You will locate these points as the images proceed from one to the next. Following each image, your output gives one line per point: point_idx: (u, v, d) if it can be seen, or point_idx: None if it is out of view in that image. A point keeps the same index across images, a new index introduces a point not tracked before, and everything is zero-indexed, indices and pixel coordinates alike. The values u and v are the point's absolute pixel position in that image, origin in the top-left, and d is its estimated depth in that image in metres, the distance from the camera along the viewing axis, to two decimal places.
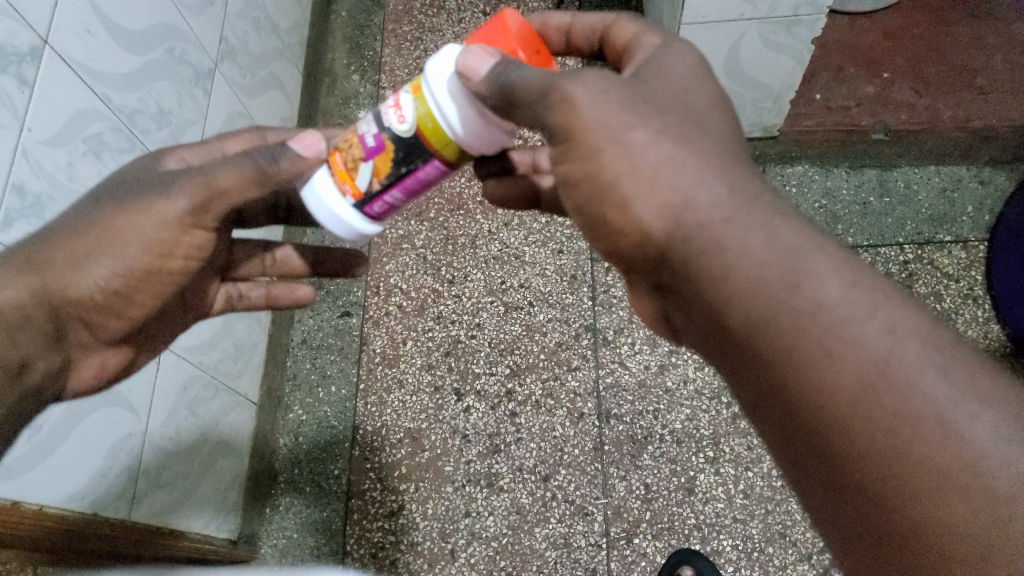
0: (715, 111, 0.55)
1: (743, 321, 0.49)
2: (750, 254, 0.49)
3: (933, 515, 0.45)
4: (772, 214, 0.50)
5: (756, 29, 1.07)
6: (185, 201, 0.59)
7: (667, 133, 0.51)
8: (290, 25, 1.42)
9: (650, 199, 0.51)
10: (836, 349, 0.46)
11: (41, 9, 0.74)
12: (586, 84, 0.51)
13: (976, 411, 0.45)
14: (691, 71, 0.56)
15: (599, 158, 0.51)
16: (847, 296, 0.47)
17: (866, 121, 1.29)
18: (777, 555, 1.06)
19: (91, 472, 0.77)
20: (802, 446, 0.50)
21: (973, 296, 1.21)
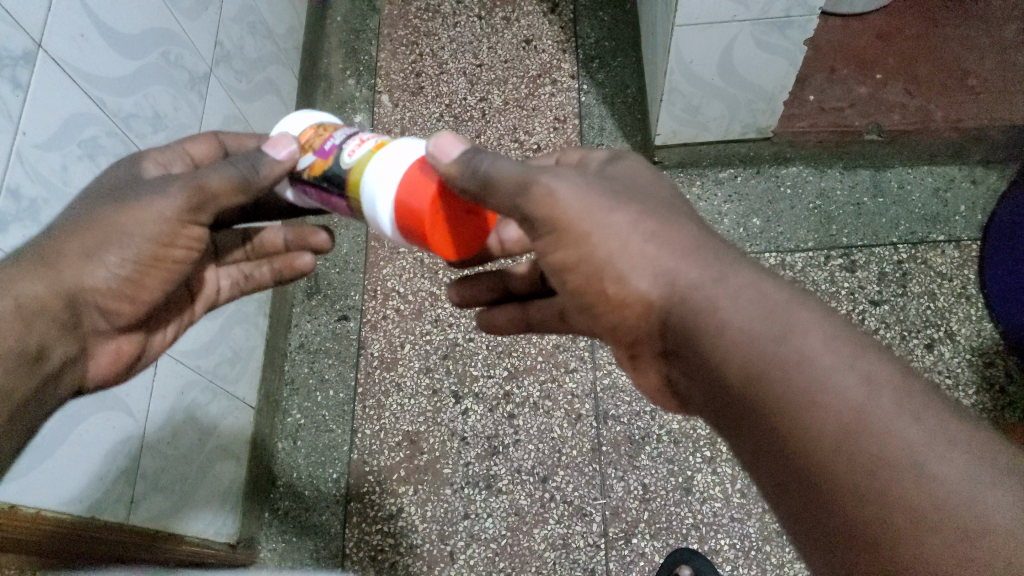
0: (682, 200, 0.61)
1: (740, 374, 0.50)
2: (735, 313, 0.51)
3: (915, 558, 0.42)
4: (757, 275, 0.53)
5: (750, 31, 1.08)
6: (179, 199, 0.60)
7: (650, 214, 0.56)
8: (285, 30, 1.42)
9: (644, 268, 0.55)
10: (819, 396, 0.46)
11: (34, 13, 0.74)
12: (563, 178, 0.56)
13: (945, 451, 0.44)
14: (653, 175, 0.63)
15: (589, 241, 0.55)
16: (830, 346, 0.48)
17: (859, 122, 1.30)
18: (774, 554, 1.06)
19: (91, 474, 0.77)
20: (796, 497, 0.49)
21: (966, 295, 1.21)
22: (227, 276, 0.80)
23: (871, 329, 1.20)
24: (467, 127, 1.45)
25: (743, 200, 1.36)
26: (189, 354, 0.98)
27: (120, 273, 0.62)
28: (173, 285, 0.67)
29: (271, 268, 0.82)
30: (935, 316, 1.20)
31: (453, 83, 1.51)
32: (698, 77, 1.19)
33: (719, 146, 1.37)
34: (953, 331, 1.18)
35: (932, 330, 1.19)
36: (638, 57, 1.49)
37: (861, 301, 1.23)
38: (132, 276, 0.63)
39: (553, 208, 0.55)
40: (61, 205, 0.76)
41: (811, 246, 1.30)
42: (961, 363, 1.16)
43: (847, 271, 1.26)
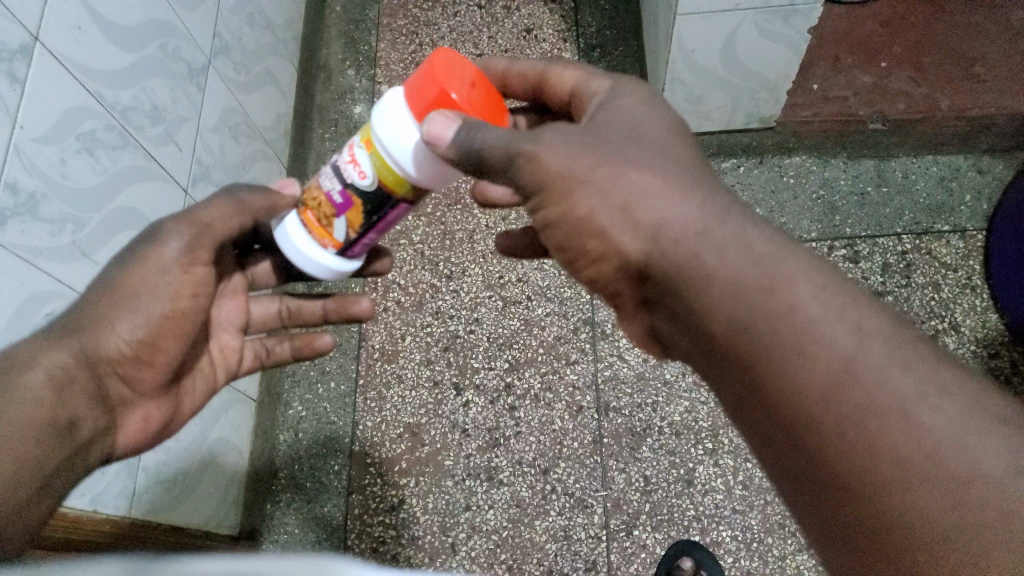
0: (672, 138, 0.59)
1: (726, 328, 0.51)
2: (722, 267, 0.51)
3: (898, 501, 0.45)
4: (745, 225, 0.53)
5: (753, 19, 1.07)
6: (179, 241, 0.66)
7: (631, 163, 0.55)
8: (284, 20, 1.42)
9: (625, 224, 0.54)
10: (809, 348, 0.48)
11: (30, 5, 0.73)
12: (547, 138, 0.55)
13: (937, 402, 0.46)
14: (647, 100, 0.61)
15: (572, 200, 0.55)
16: (819, 299, 0.50)
17: (864, 110, 1.30)
18: (776, 545, 1.06)
19: (101, 479, 0.79)
20: (784, 447, 0.51)
21: (971, 286, 1.20)
22: (251, 347, 0.84)
23: None
24: None
25: (745, 190, 1.33)
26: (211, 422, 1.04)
27: (131, 339, 0.65)
28: (186, 341, 0.70)
29: (291, 346, 0.87)
30: (939, 308, 1.19)
31: None
32: (699, 67, 1.18)
33: (721, 136, 1.36)
34: (957, 323, 1.18)
35: (937, 321, 1.18)
36: (638, 45, 1.47)
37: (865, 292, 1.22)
38: (145, 340, 0.66)
39: (540, 163, 0.55)
40: (60, 200, 0.76)
41: (814, 236, 1.28)
42: (966, 354, 1.15)
43: (850, 261, 1.25)
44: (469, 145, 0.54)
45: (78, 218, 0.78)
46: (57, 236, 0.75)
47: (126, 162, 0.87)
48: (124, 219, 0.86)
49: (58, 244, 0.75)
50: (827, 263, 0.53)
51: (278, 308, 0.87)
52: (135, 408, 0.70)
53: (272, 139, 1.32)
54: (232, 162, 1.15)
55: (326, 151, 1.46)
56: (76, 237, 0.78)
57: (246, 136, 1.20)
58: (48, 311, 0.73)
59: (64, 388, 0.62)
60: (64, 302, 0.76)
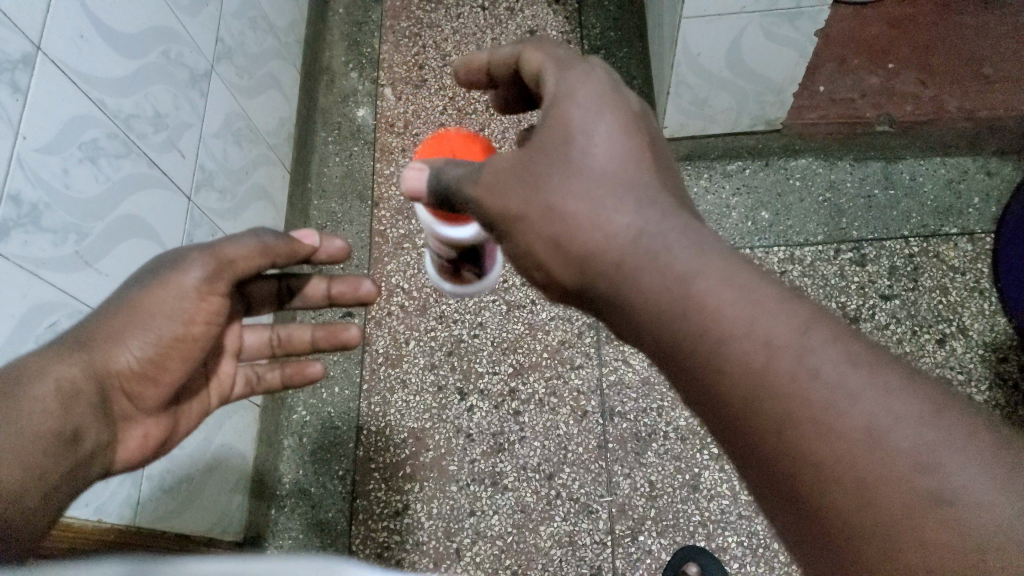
0: (606, 147, 0.59)
1: (658, 342, 0.56)
2: (641, 291, 0.56)
3: (816, 505, 0.48)
4: (661, 243, 0.56)
5: (758, 23, 1.06)
6: (200, 269, 0.69)
7: (558, 194, 0.58)
8: (286, 23, 1.41)
9: (559, 256, 0.60)
10: (722, 363, 0.51)
11: (31, 14, 0.73)
12: (489, 175, 0.61)
13: (846, 408, 0.47)
14: (592, 97, 0.60)
15: (516, 233, 0.62)
16: (731, 311, 0.51)
17: (871, 113, 1.29)
18: (782, 551, 1.05)
19: (109, 491, 0.80)
20: (729, 449, 0.55)
21: (979, 289, 1.19)
22: (242, 373, 0.85)
23: (880, 324, 1.18)
24: (471, 119, 1.44)
25: (751, 193, 1.32)
26: (221, 440, 1.05)
27: (141, 355, 0.67)
28: (190, 362, 0.73)
29: (282, 373, 0.89)
30: (946, 311, 1.18)
31: None
32: (705, 70, 1.17)
33: (726, 139, 1.36)
34: (965, 326, 1.17)
35: (944, 325, 1.17)
36: (643, 47, 1.46)
37: (871, 296, 1.21)
38: (160, 363, 0.69)
39: (481, 203, 0.62)
40: (64, 210, 0.76)
41: (820, 240, 1.27)
42: (973, 358, 1.14)
43: (857, 265, 1.24)
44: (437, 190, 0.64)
45: (81, 227, 0.78)
46: (60, 246, 0.75)
47: (128, 170, 0.87)
48: (128, 229, 0.86)
49: (61, 254, 0.75)
50: (750, 267, 0.55)
51: (271, 336, 0.88)
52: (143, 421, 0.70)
53: (275, 143, 1.31)
54: (235, 167, 1.15)
55: (329, 154, 1.46)
56: (79, 248, 0.78)
57: (248, 141, 1.20)
58: (52, 321, 0.73)
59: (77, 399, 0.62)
60: (68, 311, 0.76)
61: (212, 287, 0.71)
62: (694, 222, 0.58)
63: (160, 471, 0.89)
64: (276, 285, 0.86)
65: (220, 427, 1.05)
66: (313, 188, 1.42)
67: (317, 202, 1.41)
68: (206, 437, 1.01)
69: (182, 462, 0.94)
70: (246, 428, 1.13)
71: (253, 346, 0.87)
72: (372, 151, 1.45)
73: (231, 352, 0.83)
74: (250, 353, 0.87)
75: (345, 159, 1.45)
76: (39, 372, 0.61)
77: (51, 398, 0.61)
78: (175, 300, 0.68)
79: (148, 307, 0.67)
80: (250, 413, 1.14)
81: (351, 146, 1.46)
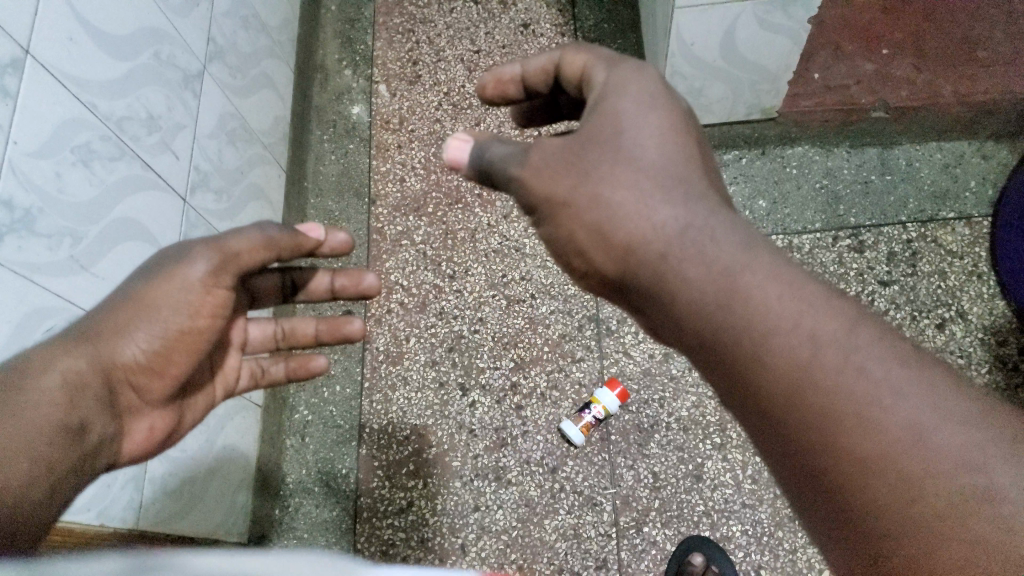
0: (655, 142, 0.58)
1: (698, 335, 0.55)
2: (685, 285, 0.55)
3: (860, 495, 0.49)
4: (706, 239, 0.55)
5: (752, 11, 1.05)
6: (205, 264, 0.68)
7: (605, 186, 0.57)
8: (278, 22, 1.40)
9: (600, 249, 0.59)
10: (767, 355, 0.51)
11: (20, 17, 0.72)
12: (536, 158, 0.59)
13: (891, 400, 0.48)
14: (644, 93, 0.59)
15: (558, 224, 0.60)
16: (776, 305, 0.52)
17: (866, 99, 1.29)
18: (787, 539, 1.06)
19: (112, 496, 0.80)
20: (768, 441, 0.55)
21: (978, 273, 1.19)
22: (247, 366, 0.85)
23: (880, 310, 1.19)
24: (466, 115, 1.44)
25: (748, 181, 1.32)
26: (224, 441, 1.05)
27: (147, 348, 0.67)
28: (197, 356, 0.72)
29: (286, 366, 0.88)
30: (946, 296, 1.19)
31: (451, 70, 1.49)
32: (699, 59, 1.17)
33: (722, 127, 1.35)
34: (965, 311, 1.17)
35: (944, 310, 1.17)
36: (637, 38, 1.46)
37: (871, 282, 1.21)
38: (163, 355, 0.68)
39: (526, 186, 0.60)
40: (58, 215, 0.75)
41: (818, 227, 1.27)
42: (973, 342, 1.15)
43: (856, 251, 1.24)
44: (481, 164, 0.62)
45: (77, 231, 0.78)
46: (56, 250, 0.75)
47: (122, 173, 0.86)
48: (124, 230, 0.85)
49: (57, 259, 0.75)
50: (794, 263, 0.55)
51: (275, 330, 0.87)
52: (143, 410, 0.71)
53: (270, 143, 1.31)
54: (230, 167, 1.14)
55: (325, 153, 1.45)
56: (75, 252, 0.77)
57: (243, 141, 1.19)
58: (49, 326, 0.73)
59: (79, 388, 0.62)
60: (65, 315, 0.75)
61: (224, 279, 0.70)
62: (739, 220, 0.58)
63: (162, 473, 0.89)
64: (280, 279, 0.85)
65: (222, 428, 1.05)
66: (310, 186, 1.42)
67: (314, 201, 1.41)
68: (208, 439, 1.01)
69: (185, 464, 0.94)
70: (249, 428, 1.13)
71: (257, 340, 0.86)
72: (368, 149, 1.44)
73: (235, 343, 0.83)
74: (254, 346, 0.86)
75: (341, 157, 1.44)
76: (43, 364, 0.61)
77: (55, 389, 0.61)
78: (184, 293, 0.68)
79: (151, 299, 0.67)
80: (253, 414, 1.14)
81: (347, 144, 1.46)
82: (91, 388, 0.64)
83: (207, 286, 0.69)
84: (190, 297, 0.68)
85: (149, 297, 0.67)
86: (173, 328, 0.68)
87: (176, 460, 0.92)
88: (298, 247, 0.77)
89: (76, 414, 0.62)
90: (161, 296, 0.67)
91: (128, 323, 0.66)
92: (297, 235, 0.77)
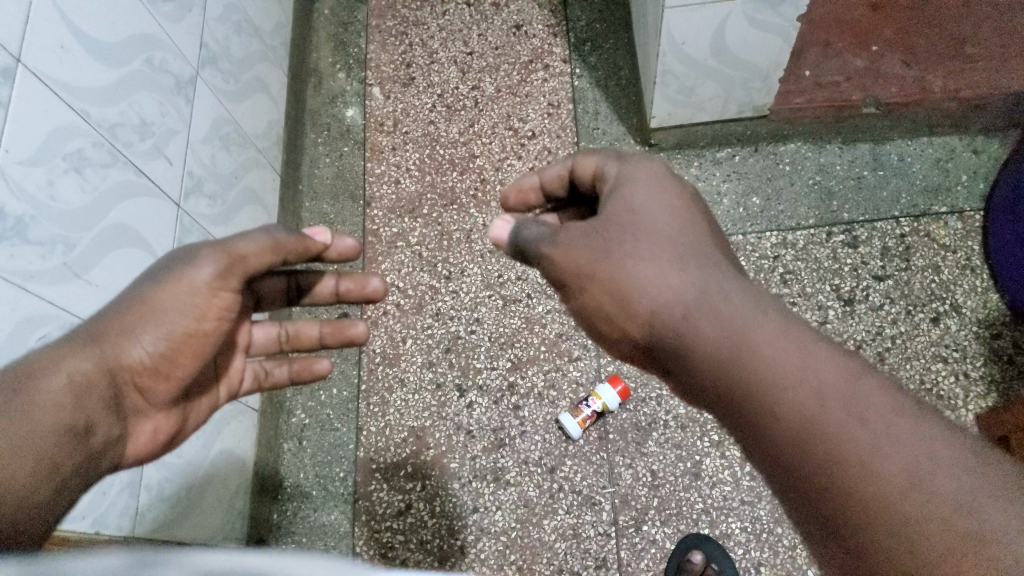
0: (669, 218, 0.63)
1: (714, 386, 0.56)
2: (699, 338, 0.57)
3: (871, 548, 0.46)
4: (716, 296, 0.58)
5: (741, 10, 1.06)
6: (211, 266, 0.67)
7: (625, 257, 0.61)
8: (272, 26, 1.40)
9: (626, 312, 0.62)
10: (772, 402, 0.52)
11: (10, 26, 0.72)
12: (564, 238, 0.65)
13: (888, 446, 0.47)
14: (654, 181, 0.65)
15: (585, 293, 0.64)
16: (777, 353, 0.53)
17: (856, 96, 1.32)
18: (786, 535, 1.06)
19: (107, 503, 0.80)
20: (788, 498, 0.53)
21: (971, 267, 1.20)
22: (252, 369, 0.85)
23: (874, 305, 1.19)
24: (460, 117, 1.44)
25: (741, 178, 1.33)
26: (220, 445, 1.05)
27: (153, 351, 0.67)
28: (201, 359, 0.72)
29: (290, 369, 0.89)
30: (940, 290, 1.19)
31: (445, 72, 1.49)
32: (690, 58, 1.17)
33: (715, 125, 1.36)
34: (959, 304, 1.17)
35: (938, 303, 1.18)
36: (629, 37, 1.46)
37: (865, 277, 1.22)
38: (167, 356, 0.68)
39: (555, 262, 0.65)
40: (50, 222, 0.75)
41: (812, 223, 1.27)
42: (967, 336, 1.15)
43: (849, 247, 1.24)
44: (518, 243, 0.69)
45: (70, 238, 0.78)
46: (49, 257, 0.75)
47: (115, 179, 0.86)
48: (118, 235, 0.86)
49: (50, 266, 0.75)
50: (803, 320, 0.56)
51: (279, 333, 0.86)
52: (148, 411, 0.71)
53: (264, 147, 1.31)
54: (224, 172, 1.14)
55: (319, 156, 1.45)
56: (67, 259, 0.77)
57: (237, 145, 1.20)
58: (42, 334, 0.73)
59: (86, 389, 0.62)
60: (59, 322, 0.75)
61: (230, 282, 0.70)
62: (754, 285, 0.60)
63: (158, 480, 0.89)
64: (286, 282, 0.85)
65: (218, 432, 1.05)
66: (305, 190, 1.42)
67: (309, 205, 1.41)
68: (204, 444, 1.01)
69: (180, 470, 0.94)
70: (245, 432, 1.13)
71: (262, 343, 0.86)
72: (363, 152, 1.45)
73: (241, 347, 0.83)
74: (259, 349, 0.86)
75: (336, 160, 1.44)
76: (49, 367, 0.61)
77: (63, 391, 0.60)
78: (190, 296, 0.67)
79: (157, 302, 0.66)
80: (248, 417, 1.14)
81: (341, 147, 1.46)
82: (97, 389, 0.64)
83: (214, 289, 0.68)
84: (197, 300, 0.68)
85: (156, 300, 0.66)
86: (179, 331, 0.68)
87: (172, 466, 0.92)
88: (304, 249, 0.77)
89: (82, 415, 0.62)
90: (167, 299, 0.66)
91: (133, 324, 0.66)
92: (304, 238, 0.77)
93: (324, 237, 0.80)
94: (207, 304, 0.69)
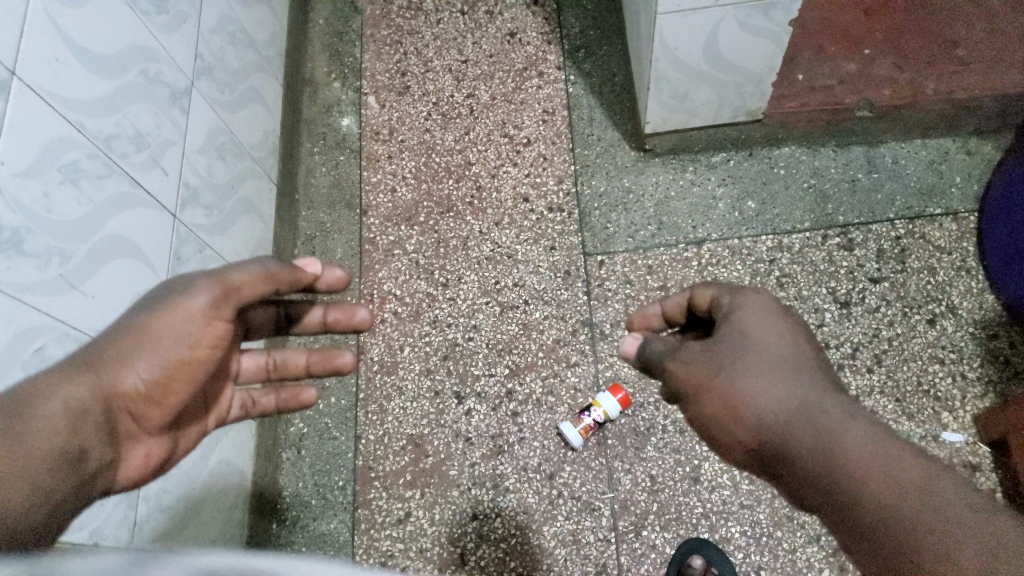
0: (776, 339, 0.66)
1: (821, 495, 0.57)
2: (801, 446, 0.59)
3: None
4: (818, 408, 0.60)
5: (733, 15, 1.06)
6: (207, 296, 0.69)
7: (729, 370, 0.64)
8: (267, 37, 1.41)
9: (734, 424, 0.63)
10: (870, 506, 0.53)
11: (5, 37, 0.72)
12: (678, 353, 0.69)
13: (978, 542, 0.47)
14: (764, 306, 0.68)
15: (694, 406, 0.66)
16: (872, 458, 0.55)
17: (850, 99, 1.29)
18: (786, 539, 1.06)
19: (105, 515, 0.79)
20: None
21: (966, 268, 1.20)
22: (239, 396, 0.85)
23: (871, 307, 1.20)
24: (455, 124, 1.45)
25: (737, 183, 1.33)
26: (218, 456, 1.04)
27: (147, 377, 0.67)
28: (197, 383, 0.73)
29: (277, 397, 0.88)
30: (935, 292, 1.19)
31: (440, 80, 1.50)
32: (683, 64, 1.18)
33: (710, 130, 1.36)
34: (955, 305, 1.17)
35: (934, 305, 1.18)
36: (623, 44, 1.47)
37: (861, 280, 1.22)
38: (161, 380, 0.68)
39: (672, 376, 0.68)
40: (46, 235, 0.75)
41: (808, 226, 1.28)
42: (963, 337, 1.15)
43: (845, 249, 1.25)
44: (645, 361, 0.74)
45: (65, 251, 0.78)
46: (45, 270, 0.75)
47: (110, 190, 0.86)
48: (113, 247, 0.85)
49: (46, 278, 0.75)
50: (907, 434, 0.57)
51: (267, 360, 0.87)
52: (140, 435, 0.71)
53: (260, 157, 1.31)
54: (220, 182, 1.14)
55: (316, 165, 1.46)
56: (64, 270, 0.77)
57: (233, 155, 1.20)
58: (38, 347, 0.73)
59: (81, 412, 0.62)
60: (55, 335, 0.75)
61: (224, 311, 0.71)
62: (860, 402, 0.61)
63: (155, 493, 0.89)
64: (276, 311, 0.86)
65: (217, 444, 1.04)
66: (301, 199, 1.42)
67: (306, 214, 1.41)
68: (203, 456, 1.00)
69: (178, 482, 0.93)
70: (244, 443, 1.12)
71: (250, 370, 0.86)
72: (359, 160, 1.45)
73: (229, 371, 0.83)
74: (246, 377, 0.86)
75: (332, 169, 1.45)
76: (45, 390, 0.61)
77: (57, 415, 0.60)
78: (185, 326, 0.68)
79: (154, 330, 0.67)
80: (247, 428, 1.13)
81: (337, 156, 1.46)
82: (92, 411, 0.63)
83: (207, 316, 0.69)
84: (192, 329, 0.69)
85: (153, 329, 0.67)
86: (173, 355, 0.68)
87: (171, 477, 0.91)
88: (298, 278, 0.78)
89: (77, 439, 0.61)
90: (163, 327, 0.67)
91: (128, 349, 0.66)
92: (298, 268, 0.78)
93: (315, 267, 0.80)
94: (202, 331, 0.70)
